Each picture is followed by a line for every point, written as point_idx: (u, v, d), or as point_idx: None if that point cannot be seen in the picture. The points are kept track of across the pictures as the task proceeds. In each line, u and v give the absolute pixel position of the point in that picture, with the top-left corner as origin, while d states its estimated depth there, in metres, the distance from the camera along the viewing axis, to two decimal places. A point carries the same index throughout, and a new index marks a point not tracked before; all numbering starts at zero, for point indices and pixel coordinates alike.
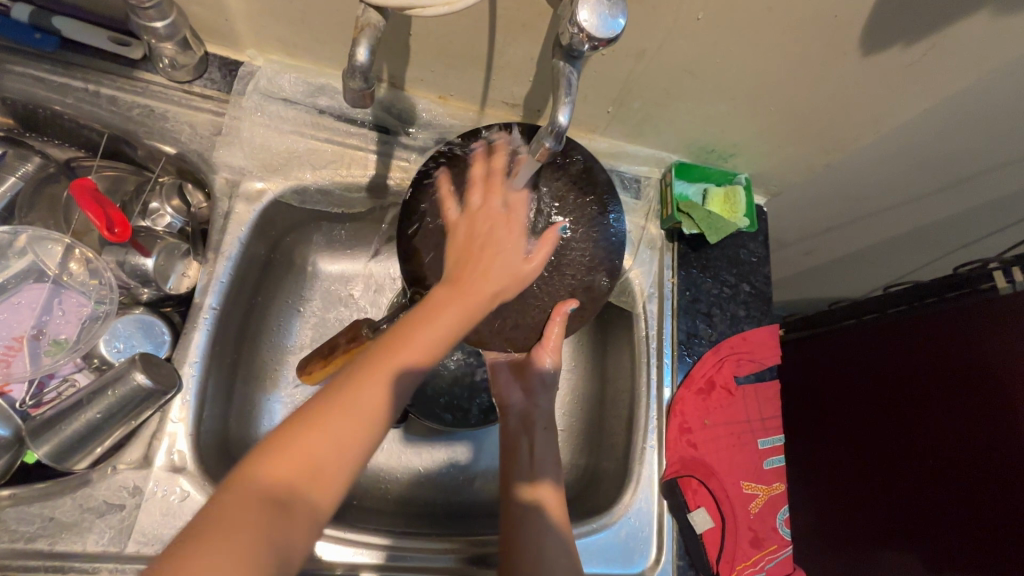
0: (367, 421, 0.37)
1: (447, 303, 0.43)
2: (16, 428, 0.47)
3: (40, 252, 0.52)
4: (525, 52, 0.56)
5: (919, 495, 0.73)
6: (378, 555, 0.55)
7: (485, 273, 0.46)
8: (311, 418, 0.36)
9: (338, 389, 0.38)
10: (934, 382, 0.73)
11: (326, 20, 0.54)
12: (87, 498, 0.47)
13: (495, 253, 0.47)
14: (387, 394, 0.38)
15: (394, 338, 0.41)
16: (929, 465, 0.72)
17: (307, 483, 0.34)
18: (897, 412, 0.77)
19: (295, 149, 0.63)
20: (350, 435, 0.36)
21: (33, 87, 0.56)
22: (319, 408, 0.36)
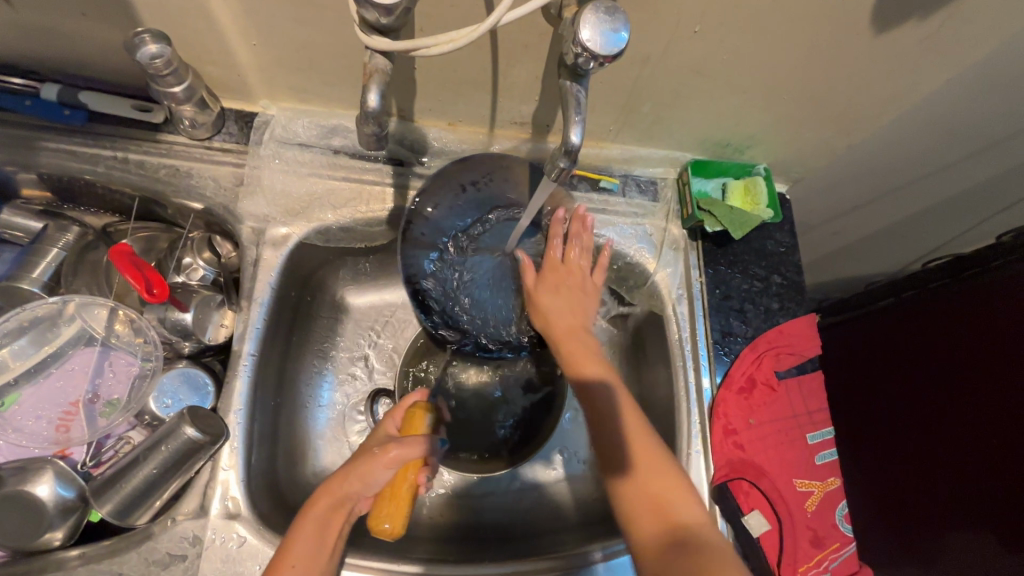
0: None
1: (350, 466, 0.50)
2: (80, 490, 0.49)
3: (87, 317, 0.54)
4: (527, 72, 0.56)
5: (978, 483, 0.69)
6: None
7: (342, 477, 0.49)
8: None
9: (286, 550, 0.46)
10: (989, 344, 0.69)
11: (334, 64, 0.56)
12: (151, 551, 0.49)
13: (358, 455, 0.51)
14: None
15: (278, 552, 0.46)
16: (1002, 425, 0.67)
17: None
18: (959, 401, 0.72)
19: (315, 192, 0.64)
20: None
21: (67, 160, 0.59)
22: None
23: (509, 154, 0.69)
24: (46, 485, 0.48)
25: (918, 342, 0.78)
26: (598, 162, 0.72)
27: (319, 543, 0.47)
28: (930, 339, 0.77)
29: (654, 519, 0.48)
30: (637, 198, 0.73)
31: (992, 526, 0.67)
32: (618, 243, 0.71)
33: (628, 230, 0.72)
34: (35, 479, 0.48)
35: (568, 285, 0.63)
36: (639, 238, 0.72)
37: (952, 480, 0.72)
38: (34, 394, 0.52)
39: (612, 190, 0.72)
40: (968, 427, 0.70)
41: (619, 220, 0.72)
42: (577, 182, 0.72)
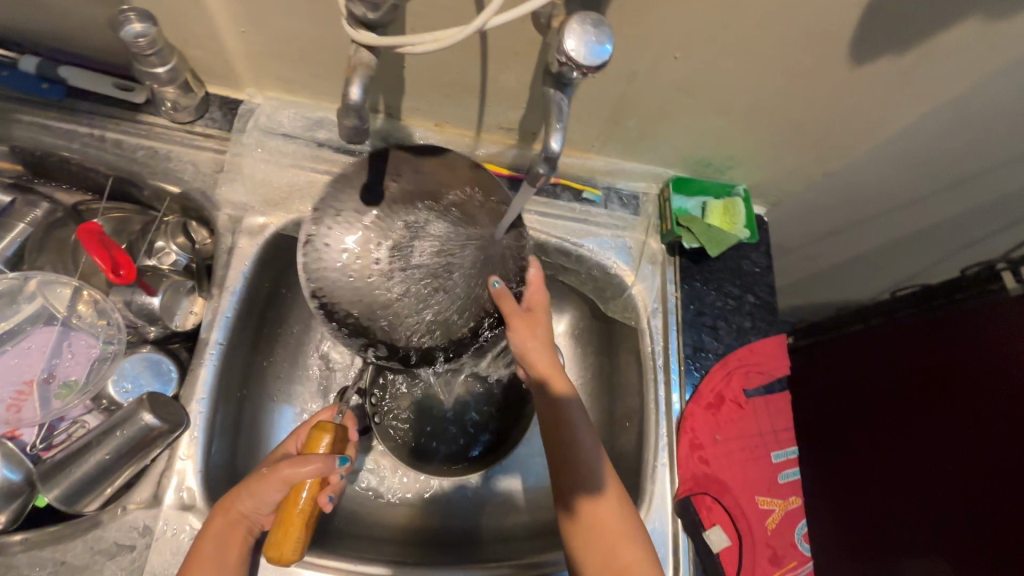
0: None
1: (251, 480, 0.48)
2: (27, 473, 0.48)
3: (49, 296, 0.53)
4: (515, 79, 0.57)
5: (930, 510, 0.70)
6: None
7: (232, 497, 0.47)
8: None
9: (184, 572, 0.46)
10: (954, 391, 0.71)
11: (323, 57, 0.56)
12: (97, 539, 0.47)
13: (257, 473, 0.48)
14: None
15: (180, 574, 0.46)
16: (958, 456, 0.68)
17: None
18: (915, 428, 0.74)
19: (295, 183, 0.64)
20: None
21: (41, 134, 0.58)
22: None
23: (494, 158, 0.69)
24: None
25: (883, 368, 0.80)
26: (583, 173, 0.73)
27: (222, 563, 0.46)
28: (895, 367, 0.78)
29: (593, 538, 0.52)
30: (619, 210, 0.73)
31: (940, 552, 0.68)
32: (597, 254, 0.72)
33: (607, 241, 0.73)
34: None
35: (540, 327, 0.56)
36: (618, 249, 0.73)
37: (909, 506, 0.73)
38: None
39: (595, 201, 0.73)
40: (923, 454, 0.72)
41: (599, 231, 0.73)
42: (560, 191, 0.72)
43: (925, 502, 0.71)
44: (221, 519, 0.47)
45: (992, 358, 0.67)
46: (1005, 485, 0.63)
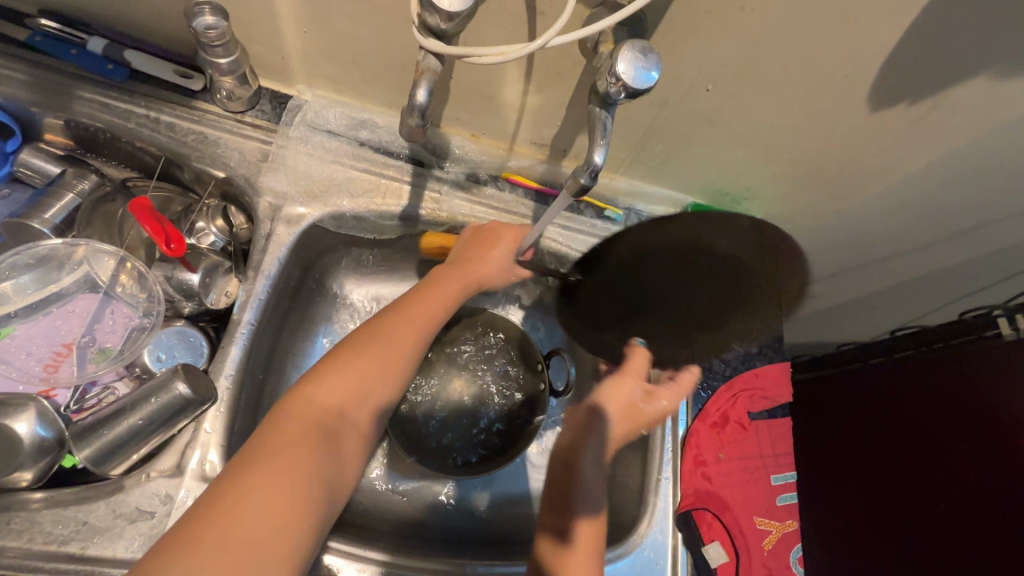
0: (376, 390, 0.53)
1: (444, 276, 0.62)
2: (59, 433, 0.49)
3: (94, 264, 0.55)
4: (555, 98, 0.60)
5: (921, 547, 0.72)
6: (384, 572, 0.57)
7: (447, 278, 0.62)
8: (341, 369, 0.52)
9: (374, 337, 0.55)
10: (946, 429, 0.73)
11: (376, 61, 0.60)
12: (120, 503, 0.48)
13: (467, 259, 0.64)
14: (390, 356, 0.54)
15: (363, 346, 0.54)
16: (948, 495, 0.70)
17: (346, 414, 0.51)
18: (910, 465, 0.76)
19: (335, 178, 0.67)
20: (371, 393, 0.53)
21: (99, 111, 0.61)
22: (348, 368, 0.52)
23: (524, 171, 0.72)
24: (25, 423, 0.48)
25: (881, 404, 0.82)
26: (606, 191, 0.76)
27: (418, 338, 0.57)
28: (891, 404, 0.81)
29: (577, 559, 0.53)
30: None
31: None
32: None
33: None
34: (12, 415, 0.47)
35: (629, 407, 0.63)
36: None
37: (901, 542, 0.75)
38: (28, 329, 0.53)
39: (616, 220, 0.76)
40: (918, 491, 0.74)
41: None
42: (584, 208, 0.75)
43: (916, 538, 0.73)
44: (395, 339, 0.56)
45: (985, 401, 0.69)
46: (994, 525, 0.65)
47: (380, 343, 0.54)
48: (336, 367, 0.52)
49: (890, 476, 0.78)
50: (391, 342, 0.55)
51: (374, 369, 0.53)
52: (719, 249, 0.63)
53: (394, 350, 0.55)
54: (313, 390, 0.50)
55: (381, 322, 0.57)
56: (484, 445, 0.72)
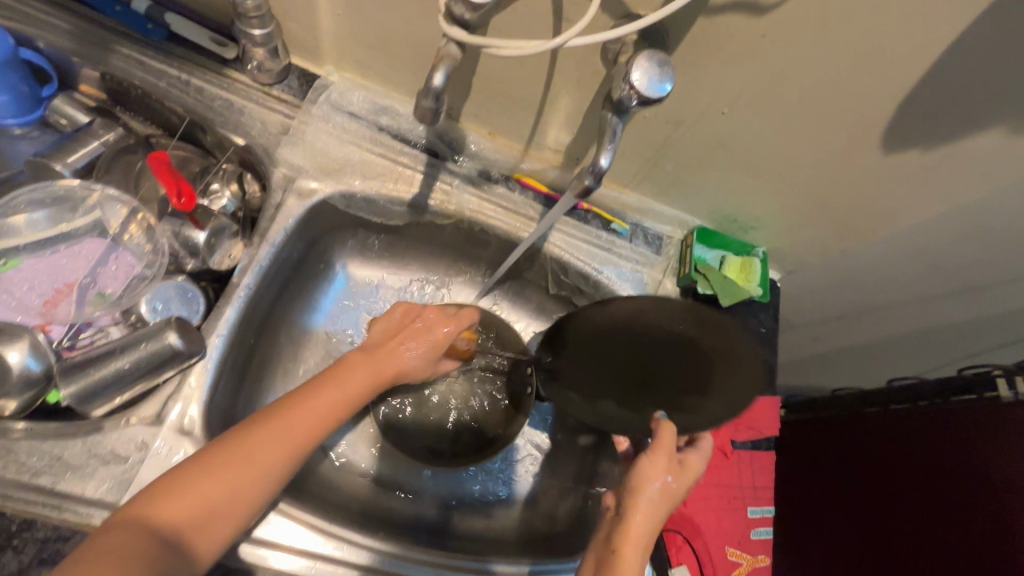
0: (242, 495, 0.48)
1: (356, 366, 0.59)
2: (47, 366, 0.50)
3: (106, 211, 0.57)
4: (573, 105, 0.61)
5: None
6: (350, 549, 0.56)
7: (356, 372, 0.58)
8: (185, 485, 0.46)
9: (244, 440, 0.49)
10: (939, 491, 0.71)
11: (404, 50, 0.61)
12: (97, 444, 0.49)
13: (376, 348, 0.61)
14: (240, 469, 0.48)
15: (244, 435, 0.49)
16: (936, 557, 0.68)
17: (187, 538, 0.45)
18: (899, 521, 0.74)
19: (350, 158, 0.68)
20: (227, 498, 0.47)
21: (133, 67, 0.63)
22: (191, 478, 0.46)
23: (536, 175, 0.73)
24: (17, 352, 0.49)
25: (874, 455, 0.81)
26: (614, 204, 0.77)
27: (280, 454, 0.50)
28: (883, 457, 0.79)
29: None
30: (642, 247, 0.77)
31: None
32: (613, 283, 0.75)
33: (625, 273, 0.76)
34: (8, 343, 0.49)
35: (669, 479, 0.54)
36: (633, 283, 0.76)
37: None
38: (35, 264, 0.55)
39: (621, 234, 0.77)
40: (907, 550, 0.72)
41: (620, 262, 0.76)
42: (591, 218, 0.76)
43: None
44: (252, 452, 0.49)
45: (981, 467, 0.67)
46: None
47: (249, 446, 0.49)
48: (206, 461, 0.47)
49: (879, 529, 0.76)
50: (253, 446, 0.49)
51: (228, 485, 0.47)
52: (651, 327, 0.57)
53: (262, 459, 0.49)
54: (167, 488, 0.46)
55: (244, 428, 0.51)
56: (461, 444, 0.74)
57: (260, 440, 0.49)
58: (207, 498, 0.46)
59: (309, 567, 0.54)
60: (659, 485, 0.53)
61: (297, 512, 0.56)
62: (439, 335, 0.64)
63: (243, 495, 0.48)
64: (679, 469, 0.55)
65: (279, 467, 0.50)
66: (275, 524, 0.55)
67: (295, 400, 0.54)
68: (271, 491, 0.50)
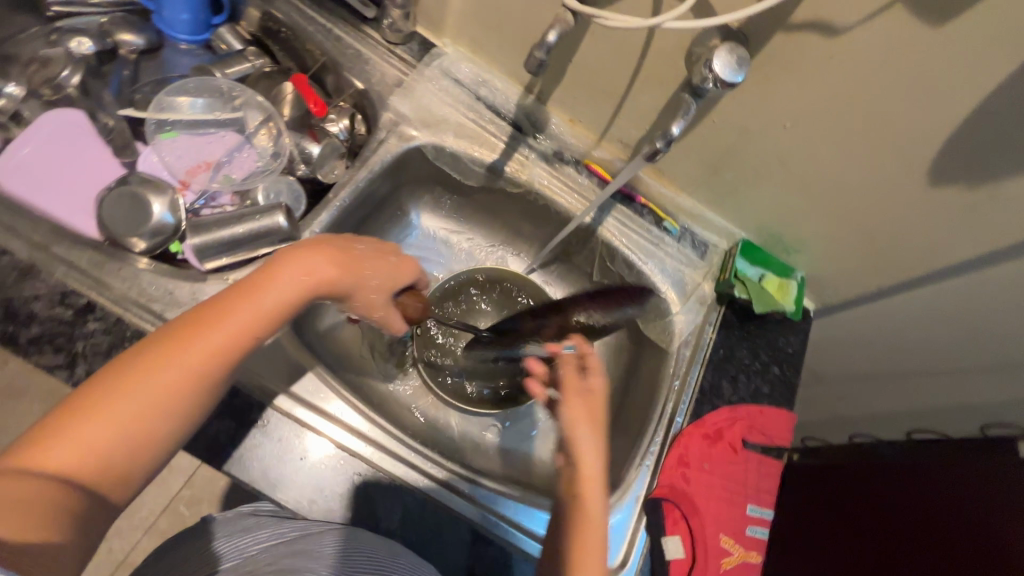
0: (120, 424, 0.43)
1: (261, 290, 0.50)
2: (178, 222, 0.60)
3: (247, 113, 0.68)
4: (651, 101, 0.69)
5: None
6: (379, 432, 0.62)
7: (257, 296, 0.50)
8: (79, 410, 0.42)
9: (142, 363, 0.44)
10: None
11: (515, 32, 0.71)
12: (201, 291, 0.57)
13: (332, 245, 0.55)
14: (140, 396, 0.43)
15: (180, 332, 0.46)
16: None
17: (85, 475, 0.41)
18: None
19: (447, 117, 0.78)
20: (123, 422, 0.43)
21: (291, 9, 0.75)
22: (93, 396, 0.43)
23: (605, 164, 0.81)
24: (159, 206, 0.59)
25: None
26: (668, 205, 0.83)
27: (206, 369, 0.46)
28: None
29: None
30: (688, 249, 0.83)
31: None
32: (655, 276, 0.81)
33: (668, 269, 0.81)
34: (158, 191, 0.59)
35: (578, 400, 0.55)
36: (674, 279, 0.81)
37: None
38: (184, 140, 0.66)
39: (671, 233, 0.83)
40: None
41: (665, 258, 0.82)
42: (645, 212, 0.82)
43: None
44: (156, 374, 0.44)
45: None
46: None
47: (149, 363, 0.44)
48: (94, 405, 0.42)
49: None
50: (149, 368, 0.44)
51: (134, 408, 0.43)
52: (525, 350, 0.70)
53: (158, 378, 0.44)
54: (51, 432, 0.41)
55: (138, 355, 0.45)
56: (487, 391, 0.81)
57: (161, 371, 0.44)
58: (104, 440, 0.42)
59: (343, 440, 0.60)
60: (590, 450, 0.52)
61: (345, 393, 0.63)
62: (378, 284, 0.57)
63: (159, 408, 0.44)
64: (597, 403, 0.55)
65: (174, 389, 0.45)
66: (332, 402, 0.62)
67: (207, 321, 0.47)
68: (161, 425, 0.45)
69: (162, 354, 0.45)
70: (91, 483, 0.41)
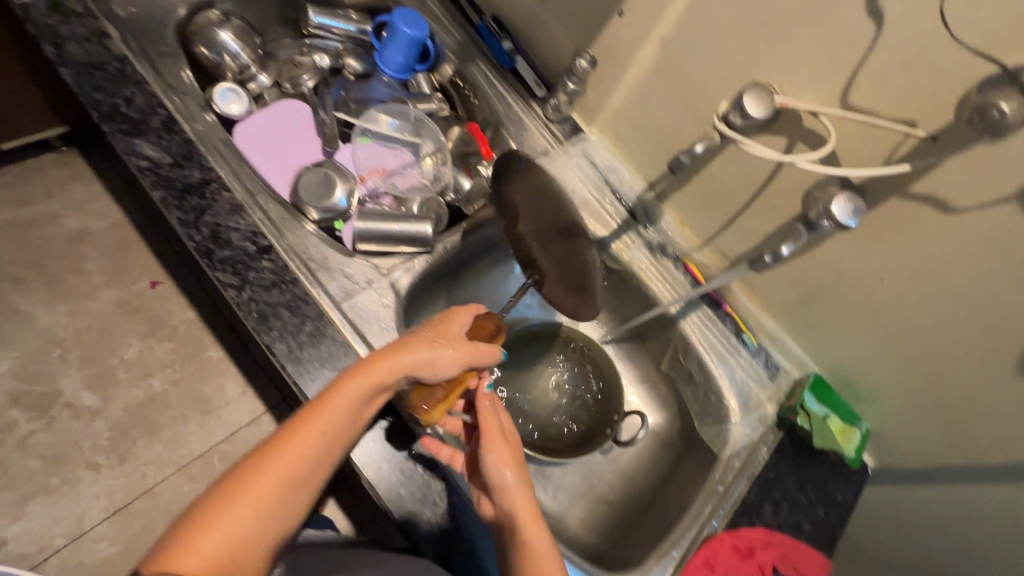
0: (282, 492, 0.52)
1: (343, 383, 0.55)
2: (348, 207, 0.72)
3: (425, 140, 0.82)
4: (761, 225, 0.77)
5: None
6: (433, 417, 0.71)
7: (371, 368, 0.57)
8: (233, 499, 0.50)
9: (252, 474, 0.52)
10: None
11: (657, 139, 0.83)
12: (349, 266, 0.70)
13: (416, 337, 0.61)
14: (288, 470, 0.53)
15: (286, 432, 0.54)
16: None
17: (267, 538, 0.51)
18: None
19: (576, 190, 0.90)
20: (281, 490, 0.52)
21: (479, 74, 0.92)
22: (251, 476, 0.52)
23: (702, 267, 0.89)
24: (339, 191, 0.72)
25: None
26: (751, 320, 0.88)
27: (331, 440, 0.55)
28: None
29: None
30: (760, 366, 0.87)
31: None
32: (721, 380, 0.85)
33: (737, 378, 0.85)
34: (344, 182, 0.73)
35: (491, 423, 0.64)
36: (739, 389, 0.85)
37: None
38: (371, 148, 0.80)
39: (747, 346, 0.87)
40: None
41: (735, 367, 0.86)
42: (727, 320, 0.88)
43: None
44: (302, 444, 0.54)
45: None
46: None
47: (295, 440, 0.53)
48: (248, 483, 0.51)
49: None
50: (296, 442, 0.53)
51: (285, 478, 0.52)
52: None
53: (303, 448, 0.53)
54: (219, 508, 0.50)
55: (281, 435, 0.54)
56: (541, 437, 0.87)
57: (249, 521, 0.49)
58: (238, 527, 0.49)
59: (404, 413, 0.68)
60: (512, 480, 0.60)
61: None
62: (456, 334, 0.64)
63: (307, 471, 0.54)
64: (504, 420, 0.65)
65: (315, 455, 0.54)
66: None
67: (320, 407, 0.55)
68: (311, 485, 0.54)
69: (297, 435, 0.54)
70: (274, 534, 0.51)
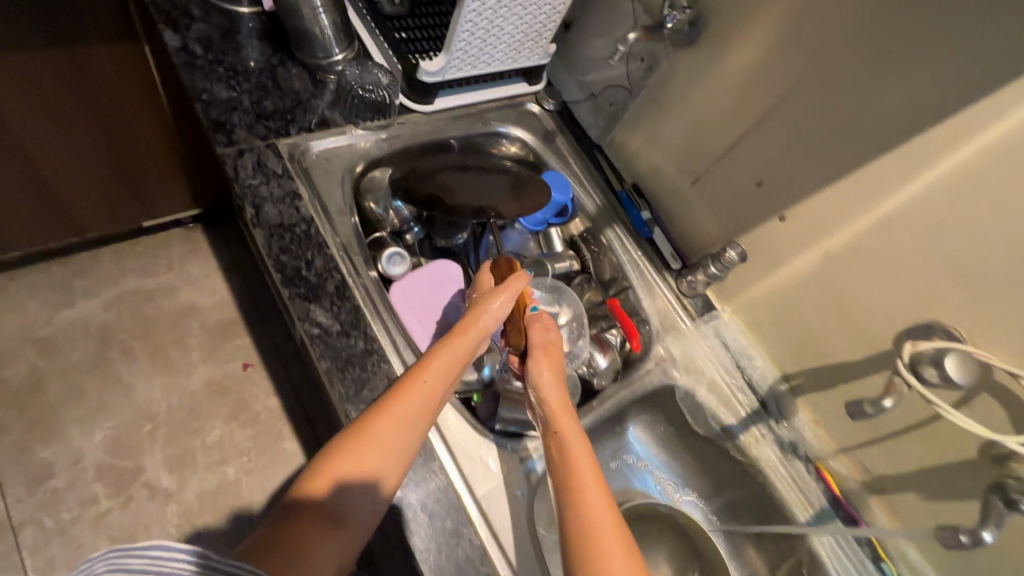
0: (374, 458, 0.54)
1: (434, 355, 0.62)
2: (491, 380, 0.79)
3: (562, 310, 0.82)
4: (918, 455, 0.71)
5: None
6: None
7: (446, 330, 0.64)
8: (339, 459, 0.53)
9: (348, 443, 0.54)
10: None
11: (803, 338, 0.80)
12: (486, 447, 0.71)
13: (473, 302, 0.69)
14: (378, 422, 0.55)
15: (386, 402, 0.57)
16: None
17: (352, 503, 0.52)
18: None
19: (704, 371, 0.87)
20: (379, 462, 0.54)
21: (615, 239, 0.93)
22: (353, 439, 0.54)
23: (836, 475, 0.82)
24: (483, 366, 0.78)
25: None
26: (894, 550, 0.78)
27: (418, 410, 0.58)
28: None
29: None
30: None
31: None
32: None
33: None
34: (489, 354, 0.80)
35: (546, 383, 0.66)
36: None
37: None
38: None
39: None
40: None
41: None
42: (863, 545, 0.79)
43: None
44: (395, 407, 0.56)
45: None
46: None
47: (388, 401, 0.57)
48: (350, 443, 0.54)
49: None
50: (389, 408, 0.56)
51: (380, 447, 0.54)
52: None
53: (394, 415, 0.56)
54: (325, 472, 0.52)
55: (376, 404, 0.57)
56: None
57: (363, 457, 0.53)
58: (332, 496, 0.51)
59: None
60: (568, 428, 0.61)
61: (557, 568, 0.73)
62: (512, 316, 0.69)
63: (397, 446, 0.55)
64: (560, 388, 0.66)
65: (404, 424, 0.56)
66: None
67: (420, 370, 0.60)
68: (401, 464, 0.55)
69: (392, 399, 0.57)
70: (361, 511, 0.52)
